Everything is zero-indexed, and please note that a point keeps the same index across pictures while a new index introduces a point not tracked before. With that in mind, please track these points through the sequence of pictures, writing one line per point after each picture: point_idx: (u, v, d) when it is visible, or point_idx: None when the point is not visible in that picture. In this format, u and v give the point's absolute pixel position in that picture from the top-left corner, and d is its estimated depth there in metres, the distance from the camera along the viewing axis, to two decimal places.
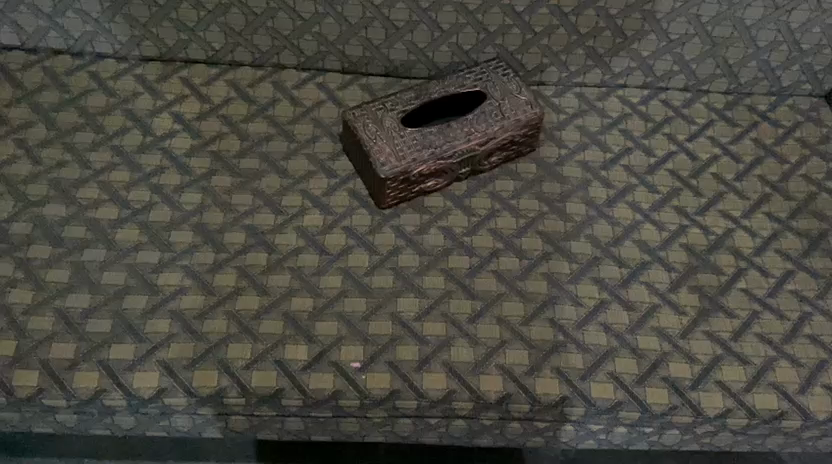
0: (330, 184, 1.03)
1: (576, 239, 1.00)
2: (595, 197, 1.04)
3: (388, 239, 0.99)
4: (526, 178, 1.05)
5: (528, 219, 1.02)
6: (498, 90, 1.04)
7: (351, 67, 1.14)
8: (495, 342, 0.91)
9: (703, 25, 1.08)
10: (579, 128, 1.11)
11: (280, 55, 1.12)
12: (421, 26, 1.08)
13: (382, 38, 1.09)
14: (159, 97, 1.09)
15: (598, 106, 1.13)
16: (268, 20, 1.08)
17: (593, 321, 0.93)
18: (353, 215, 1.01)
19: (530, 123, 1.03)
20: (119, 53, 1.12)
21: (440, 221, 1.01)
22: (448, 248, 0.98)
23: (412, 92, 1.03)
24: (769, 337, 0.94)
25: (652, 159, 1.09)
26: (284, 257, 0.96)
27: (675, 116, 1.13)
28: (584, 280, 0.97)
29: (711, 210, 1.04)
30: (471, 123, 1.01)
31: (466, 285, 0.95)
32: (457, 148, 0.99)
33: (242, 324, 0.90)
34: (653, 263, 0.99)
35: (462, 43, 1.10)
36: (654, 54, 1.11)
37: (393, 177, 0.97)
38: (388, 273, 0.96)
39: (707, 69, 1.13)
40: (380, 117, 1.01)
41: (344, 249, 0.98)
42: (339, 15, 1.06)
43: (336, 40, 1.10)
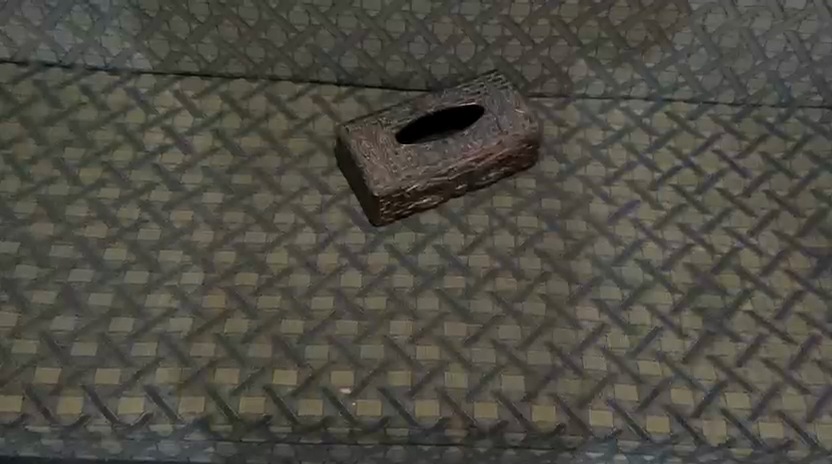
0: (324, 200, 1.01)
1: (576, 258, 0.97)
2: (596, 214, 1.01)
3: (382, 257, 0.96)
4: (525, 193, 1.02)
5: (527, 236, 0.99)
6: (496, 105, 1.01)
7: (347, 79, 1.10)
8: (490, 367, 0.88)
9: (710, 36, 1.04)
10: (581, 142, 1.07)
11: (274, 67, 1.09)
12: (418, 38, 1.05)
13: (378, 50, 1.06)
14: (151, 111, 1.07)
15: (600, 119, 1.09)
16: (261, 33, 1.05)
17: (593, 344, 0.90)
18: (347, 233, 0.98)
19: (529, 139, 1.00)
20: (110, 65, 1.09)
21: (436, 239, 0.98)
22: (444, 268, 0.96)
23: (407, 107, 1.00)
24: (776, 362, 0.91)
25: (656, 173, 1.05)
26: (275, 277, 0.94)
27: (680, 129, 1.09)
28: (584, 301, 0.94)
29: (716, 228, 1.01)
30: (467, 139, 0.98)
31: (461, 307, 0.92)
32: (453, 165, 0.97)
33: (230, 347, 0.88)
34: (655, 284, 0.96)
35: (460, 55, 1.06)
36: (659, 64, 1.08)
37: (386, 195, 0.95)
38: (382, 294, 0.93)
39: (713, 80, 1.09)
40: (374, 132, 0.98)
41: (337, 269, 0.95)
42: (334, 26, 1.04)
43: (331, 51, 1.07)
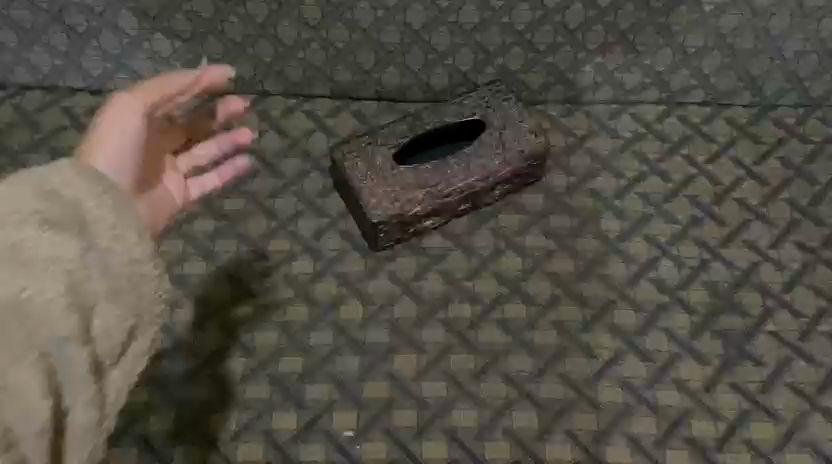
0: (320, 224, 0.96)
1: (587, 280, 0.92)
2: (608, 231, 0.96)
3: (384, 285, 0.91)
4: (532, 210, 0.97)
5: (536, 257, 0.94)
6: (499, 118, 0.95)
7: (341, 93, 1.04)
8: (500, 403, 0.84)
9: (723, 37, 0.98)
10: (590, 151, 1.02)
11: (265, 82, 1.02)
12: (415, 49, 0.98)
13: (372, 63, 1.00)
14: None
15: (610, 127, 1.04)
16: (249, 48, 0.98)
17: (609, 374, 0.86)
18: (346, 259, 0.93)
19: (535, 155, 0.94)
20: (92, 87, 1.03)
21: (439, 264, 0.93)
22: (449, 295, 0.91)
23: (405, 124, 0.95)
24: (802, 387, 0.86)
25: (669, 185, 1.00)
26: (272, 311, 0.89)
27: (693, 135, 1.04)
28: (597, 328, 0.89)
29: (735, 241, 0.96)
30: (469, 158, 0.93)
31: (468, 338, 0.88)
32: (455, 186, 0.92)
33: (226, 389, 0.84)
34: (671, 305, 0.91)
35: (459, 65, 1.00)
36: (670, 68, 1.01)
37: (386, 221, 0.90)
38: (384, 327, 0.89)
39: (728, 82, 1.03)
40: (370, 153, 0.93)
41: (336, 299, 0.90)
42: (324, 40, 0.97)
43: (323, 65, 1.00)
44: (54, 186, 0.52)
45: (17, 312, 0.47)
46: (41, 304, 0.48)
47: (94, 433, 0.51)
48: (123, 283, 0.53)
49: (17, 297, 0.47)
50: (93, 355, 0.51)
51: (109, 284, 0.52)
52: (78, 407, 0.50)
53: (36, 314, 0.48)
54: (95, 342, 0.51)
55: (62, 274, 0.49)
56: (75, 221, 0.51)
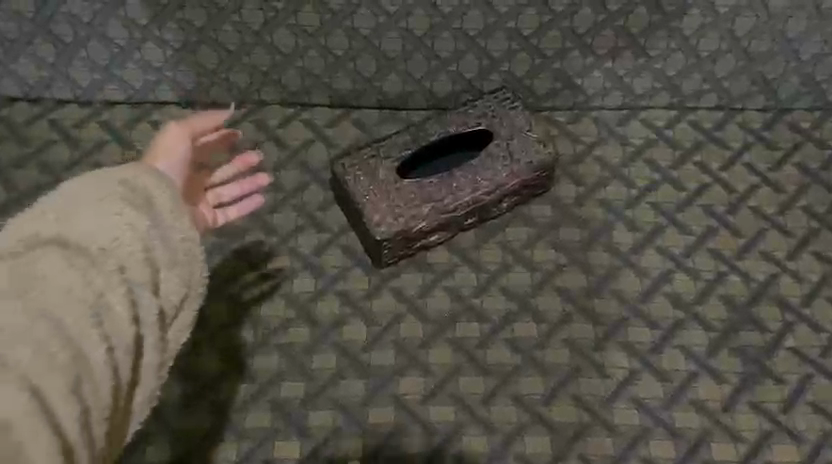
0: (321, 240, 0.92)
1: (599, 296, 0.88)
2: (619, 243, 0.92)
3: (388, 304, 0.88)
4: (541, 222, 0.93)
5: (545, 271, 0.90)
6: (506, 128, 0.92)
7: (340, 101, 1.00)
8: (511, 427, 0.81)
9: (738, 40, 0.94)
10: (598, 160, 0.98)
11: (261, 91, 0.99)
12: (417, 55, 0.94)
13: (373, 70, 0.96)
14: (128, 147, 0.98)
15: (619, 133, 1.00)
16: (244, 56, 0.94)
17: (624, 395, 0.83)
18: (348, 277, 0.90)
19: (544, 166, 0.91)
20: (81, 97, 1.00)
21: (445, 280, 0.89)
22: (456, 313, 0.87)
23: (407, 135, 0.91)
24: (824, 406, 0.83)
25: (682, 193, 0.97)
26: (272, 332, 0.86)
27: (705, 141, 1.00)
28: (611, 346, 0.85)
29: (752, 252, 0.93)
30: (476, 170, 0.90)
31: (477, 358, 0.84)
32: (461, 200, 0.88)
33: (226, 417, 0.81)
34: (687, 321, 0.87)
35: (463, 72, 0.96)
36: (682, 73, 0.97)
37: (390, 238, 0.87)
38: (389, 347, 0.85)
39: (741, 86, 0.99)
40: (373, 166, 0.89)
41: (339, 319, 0.87)
42: (323, 47, 0.93)
43: (322, 73, 0.96)
44: (129, 174, 0.57)
45: (108, 253, 0.52)
46: (123, 252, 0.53)
47: (155, 375, 0.55)
48: (177, 255, 0.57)
49: (107, 240, 0.53)
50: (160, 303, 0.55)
51: (169, 255, 0.56)
52: (148, 348, 0.54)
53: (122, 251, 0.53)
54: (163, 290, 0.56)
55: (141, 227, 0.54)
56: (144, 198, 0.56)
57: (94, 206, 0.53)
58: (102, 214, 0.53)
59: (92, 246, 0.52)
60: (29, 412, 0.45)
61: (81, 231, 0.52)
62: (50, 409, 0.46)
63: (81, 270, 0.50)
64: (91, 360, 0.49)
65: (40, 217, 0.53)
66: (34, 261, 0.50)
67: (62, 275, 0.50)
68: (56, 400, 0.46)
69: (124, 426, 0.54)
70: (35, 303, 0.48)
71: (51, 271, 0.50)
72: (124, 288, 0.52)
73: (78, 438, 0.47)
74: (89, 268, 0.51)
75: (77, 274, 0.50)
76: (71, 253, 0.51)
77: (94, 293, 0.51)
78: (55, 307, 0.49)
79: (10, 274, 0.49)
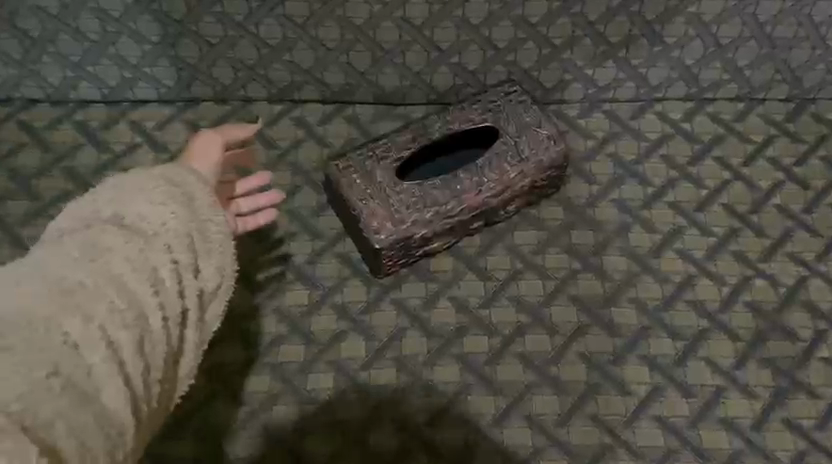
0: (315, 247, 0.85)
1: (617, 305, 0.82)
2: (637, 247, 0.86)
3: (390, 317, 0.81)
4: (551, 225, 0.87)
5: (558, 279, 0.84)
6: (513, 125, 0.85)
7: (333, 96, 0.94)
8: (526, 451, 0.74)
9: (761, 26, 0.87)
10: (611, 157, 0.92)
11: (247, 87, 0.92)
12: (416, 46, 0.87)
13: (369, 63, 0.89)
14: (105, 149, 0.91)
15: (632, 127, 0.94)
16: (228, 50, 0.87)
17: (647, 414, 0.76)
18: (345, 288, 0.83)
19: (554, 164, 0.84)
20: (53, 97, 0.93)
21: (450, 290, 0.83)
22: (463, 326, 0.81)
23: (408, 133, 0.85)
24: None
25: (703, 191, 0.90)
26: (264, 350, 0.79)
27: (725, 134, 0.94)
28: (632, 360, 0.79)
29: (779, 254, 0.86)
30: (481, 170, 0.83)
31: (486, 375, 0.78)
32: (466, 203, 0.82)
33: (214, 444, 0.74)
34: (712, 331, 0.81)
35: (465, 63, 0.89)
36: (700, 61, 0.91)
37: (390, 246, 0.80)
38: (391, 365, 0.79)
39: (763, 75, 0.92)
40: (369, 168, 0.82)
41: (336, 335, 0.80)
42: (313, 38, 0.86)
43: (313, 67, 0.89)
44: (170, 170, 0.58)
45: (157, 234, 0.53)
46: (168, 234, 0.53)
47: (194, 354, 0.55)
48: (214, 246, 0.57)
49: (156, 222, 0.53)
50: (200, 285, 0.56)
51: (206, 244, 0.56)
52: (190, 325, 0.54)
53: (170, 233, 0.53)
54: (203, 272, 0.56)
55: (183, 215, 0.55)
56: (184, 191, 0.56)
57: (141, 193, 0.55)
58: (150, 200, 0.54)
59: (143, 226, 0.53)
60: (108, 362, 0.45)
61: (133, 214, 0.53)
62: (123, 368, 0.46)
63: (136, 245, 0.51)
64: (154, 327, 0.50)
65: (93, 206, 0.54)
66: (93, 237, 0.51)
67: (122, 247, 0.50)
68: (131, 360, 0.47)
69: (168, 400, 0.54)
70: (105, 268, 0.49)
71: (113, 244, 0.50)
72: (174, 265, 0.53)
73: (142, 396, 0.48)
74: (143, 244, 0.52)
75: (132, 249, 0.51)
76: (126, 231, 0.52)
77: (150, 266, 0.51)
78: (122, 273, 0.49)
79: (78, 245, 0.49)
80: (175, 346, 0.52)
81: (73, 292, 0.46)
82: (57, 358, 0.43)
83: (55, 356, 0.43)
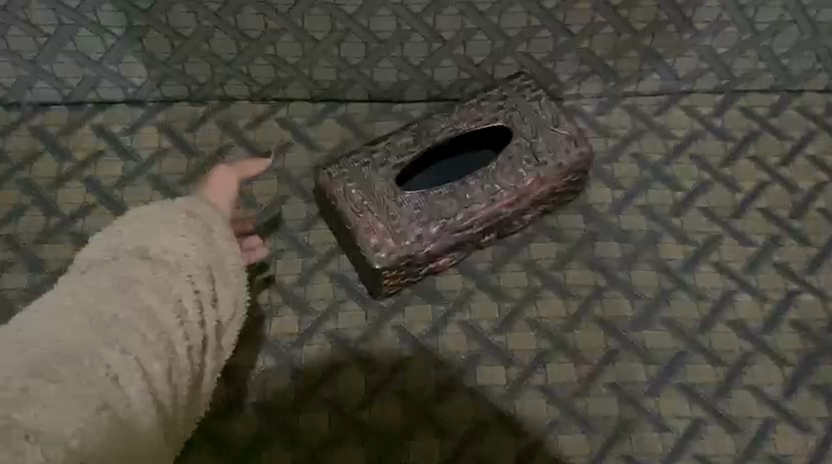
0: (306, 266, 0.75)
1: (649, 328, 0.73)
2: (668, 260, 0.77)
3: (392, 346, 0.72)
4: (572, 237, 0.77)
5: (582, 298, 0.74)
6: (527, 124, 0.75)
7: (323, 94, 0.84)
8: None
9: (804, 9, 0.77)
10: (636, 157, 0.82)
11: (226, 85, 0.82)
12: (416, 36, 0.77)
13: (362, 56, 0.79)
14: (66, 157, 0.81)
15: (658, 124, 0.84)
16: (202, 44, 0.77)
17: (687, 453, 0.68)
18: (341, 312, 0.73)
19: (575, 168, 0.74)
20: (6, 99, 0.82)
21: (459, 313, 0.73)
22: (475, 355, 0.71)
23: (408, 135, 0.75)
24: None
25: (738, 195, 0.81)
26: (250, 386, 0.69)
27: (760, 130, 0.84)
28: (667, 390, 0.70)
29: (826, 265, 0.77)
30: (493, 176, 0.73)
31: (504, 411, 0.69)
32: (477, 215, 0.72)
33: None
34: (756, 355, 0.72)
35: (471, 55, 0.79)
36: (733, 50, 0.81)
37: (391, 266, 0.70)
38: (395, 401, 0.69)
39: (803, 64, 0.83)
40: (367, 176, 0.72)
41: (332, 368, 0.70)
42: (299, 29, 0.75)
43: (299, 62, 0.79)
44: (188, 201, 0.54)
45: (181, 267, 0.50)
46: (191, 267, 0.50)
47: (208, 381, 0.53)
48: (228, 276, 0.54)
49: (179, 254, 0.50)
50: (218, 314, 0.53)
51: (222, 275, 0.54)
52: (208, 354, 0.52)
53: (192, 264, 0.51)
54: (220, 302, 0.54)
55: (204, 245, 0.52)
56: (202, 223, 0.53)
57: (161, 224, 0.51)
58: (172, 231, 0.51)
59: (167, 257, 0.50)
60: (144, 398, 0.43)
61: (156, 245, 0.50)
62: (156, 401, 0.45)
63: (162, 277, 0.48)
64: (180, 359, 0.48)
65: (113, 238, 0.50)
66: (119, 268, 0.47)
67: (151, 277, 0.48)
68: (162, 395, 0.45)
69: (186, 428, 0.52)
70: (138, 297, 0.46)
71: (142, 272, 0.48)
72: (197, 296, 0.50)
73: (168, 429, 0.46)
74: (168, 276, 0.49)
75: (159, 281, 0.48)
76: (152, 262, 0.49)
77: (177, 296, 0.48)
78: (154, 302, 0.47)
79: (108, 276, 0.47)
80: (194, 376, 0.51)
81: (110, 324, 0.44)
82: (104, 391, 0.41)
83: (99, 391, 0.41)
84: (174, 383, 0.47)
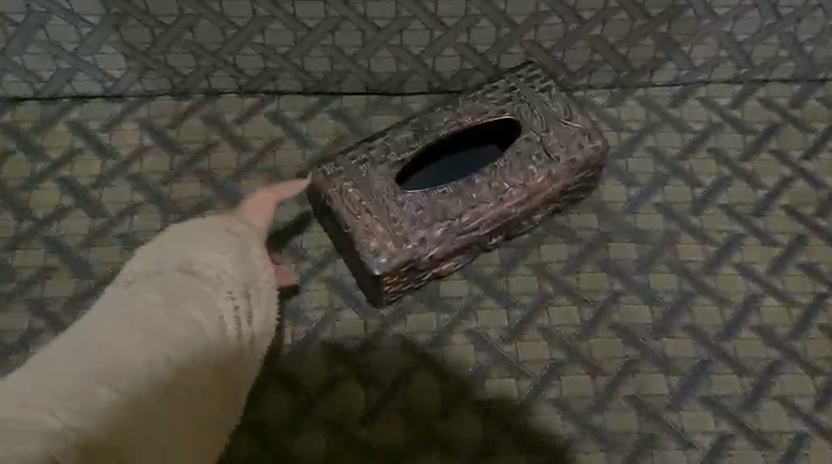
0: (299, 272, 0.70)
1: (670, 335, 0.68)
2: (687, 262, 0.72)
3: (394, 358, 0.66)
4: (585, 237, 0.72)
5: (597, 304, 0.69)
6: (537, 116, 0.69)
7: (316, 87, 0.78)
8: None
9: None
10: (651, 152, 0.77)
11: (212, 77, 0.76)
12: (417, 23, 0.71)
13: (358, 45, 0.73)
14: (38, 156, 0.75)
15: (673, 116, 0.79)
16: (186, 33, 0.71)
17: None
18: (338, 322, 0.68)
19: (589, 164, 0.69)
20: None
21: (465, 321, 0.68)
22: (484, 366, 0.66)
23: (409, 130, 0.70)
24: None
25: (761, 191, 0.76)
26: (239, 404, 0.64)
27: (782, 122, 0.79)
28: (690, 402, 0.65)
29: None
30: (501, 173, 0.68)
31: (516, 428, 0.64)
32: (484, 215, 0.67)
33: None
34: (785, 364, 0.67)
35: (475, 43, 0.74)
36: (754, 37, 0.75)
37: (393, 271, 0.64)
38: (397, 419, 0.64)
39: (827, 51, 0.78)
40: (365, 174, 0.67)
41: (328, 382, 0.65)
42: (290, 16, 0.70)
43: (290, 51, 0.73)
44: (228, 218, 0.57)
45: (221, 282, 0.51)
46: (230, 283, 0.52)
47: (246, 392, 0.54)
48: (261, 292, 0.54)
49: (219, 270, 0.52)
50: (252, 331, 0.53)
51: (255, 293, 0.54)
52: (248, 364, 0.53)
53: (231, 281, 0.52)
54: (254, 319, 0.53)
55: (240, 263, 0.53)
56: (238, 241, 0.55)
57: (202, 241, 0.53)
58: (211, 249, 0.52)
59: (209, 272, 0.51)
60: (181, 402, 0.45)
61: (198, 260, 0.52)
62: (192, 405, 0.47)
63: (205, 291, 0.50)
64: (220, 368, 0.49)
65: (160, 251, 0.52)
66: (166, 280, 0.50)
67: (195, 293, 0.49)
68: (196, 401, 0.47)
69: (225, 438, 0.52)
70: (185, 311, 0.48)
71: (187, 286, 0.49)
72: (235, 312, 0.51)
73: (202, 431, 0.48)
74: (210, 290, 0.50)
75: (203, 294, 0.50)
76: (195, 277, 0.50)
77: (218, 312, 0.50)
78: (200, 318, 0.48)
79: (156, 288, 0.49)
80: (233, 387, 0.51)
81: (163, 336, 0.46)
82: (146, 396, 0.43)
83: (144, 395, 0.43)
84: (215, 392, 0.49)
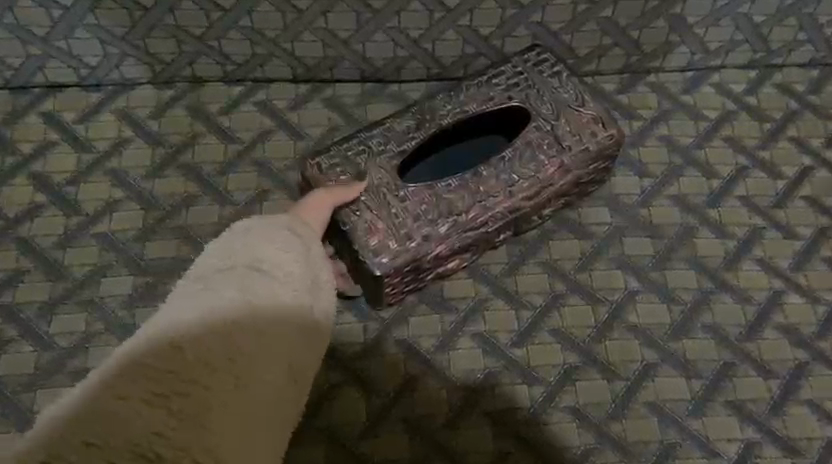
0: None
1: (689, 336, 0.64)
2: (705, 258, 0.67)
3: (397, 364, 0.62)
4: (597, 232, 0.68)
5: (612, 304, 0.65)
6: (546, 103, 0.65)
7: (307, 74, 0.73)
8: None
9: None
10: (664, 141, 0.73)
11: (196, 64, 0.71)
12: (416, 4, 0.66)
13: (353, 28, 0.68)
14: (7, 151, 0.70)
15: (686, 103, 0.75)
16: (167, 15, 0.66)
17: None
18: (337, 326, 0.63)
19: (602, 153, 0.65)
20: None
21: (472, 324, 0.64)
22: (493, 372, 0.62)
23: (409, 120, 0.65)
24: None
25: (780, 181, 0.71)
26: None
27: (800, 109, 0.75)
28: (713, 407, 0.61)
29: None
30: (509, 165, 0.63)
31: (528, 438, 0.59)
32: (492, 210, 0.62)
33: None
34: (811, 365, 0.63)
35: (477, 26, 0.69)
36: (772, 18, 0.71)
37: (394, 272, 0.60)
38: (402, 430, 0.59)
39: None
40: (363, 167, 0.62)
41: (327, 391, 0.60)
42: None
43: (279, 36, 0.68)
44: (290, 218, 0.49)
45: (288, 278, 0.43)
46: (297, 278, 0.44)
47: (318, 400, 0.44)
48: (327, 290, 0.46)
49: (283, 266, 0.44)
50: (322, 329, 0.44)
51: (322, 292, 0.46)
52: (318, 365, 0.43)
53: (298, 276, 0.44)
54: (322, 317, 0.45)
55: (304, 259, 0.46)
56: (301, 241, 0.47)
57: (263, 238, 0.45)
58: (272, 243, 0.45)
59: (273, 265, 0.44)
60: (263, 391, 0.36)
61: (261, 256, 0.44)
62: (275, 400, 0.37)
63: (273, 283, 0.42)
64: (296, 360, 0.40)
65: (220, 251, 0.44)
66: (228, 276, 0.42)
67: (256, 286, 0.41)
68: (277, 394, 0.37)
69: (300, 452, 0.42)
70: (248, 305, 0.39)
71: (252, 279, 0.42)
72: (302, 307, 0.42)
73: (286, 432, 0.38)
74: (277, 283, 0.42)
75: (269, 286, 0.42)
76: (259, 271, 0.43)
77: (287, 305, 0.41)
78: (266, 311, 0.40)
79: (218, 283, 0.41)
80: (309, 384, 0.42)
81: (227, 330, 0.37)
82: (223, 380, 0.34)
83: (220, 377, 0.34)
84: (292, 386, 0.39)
